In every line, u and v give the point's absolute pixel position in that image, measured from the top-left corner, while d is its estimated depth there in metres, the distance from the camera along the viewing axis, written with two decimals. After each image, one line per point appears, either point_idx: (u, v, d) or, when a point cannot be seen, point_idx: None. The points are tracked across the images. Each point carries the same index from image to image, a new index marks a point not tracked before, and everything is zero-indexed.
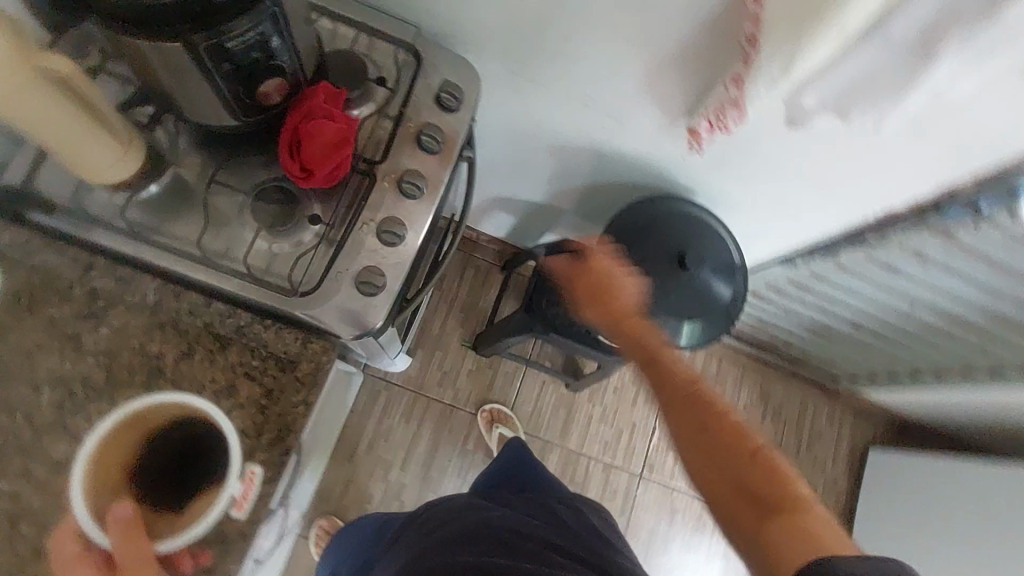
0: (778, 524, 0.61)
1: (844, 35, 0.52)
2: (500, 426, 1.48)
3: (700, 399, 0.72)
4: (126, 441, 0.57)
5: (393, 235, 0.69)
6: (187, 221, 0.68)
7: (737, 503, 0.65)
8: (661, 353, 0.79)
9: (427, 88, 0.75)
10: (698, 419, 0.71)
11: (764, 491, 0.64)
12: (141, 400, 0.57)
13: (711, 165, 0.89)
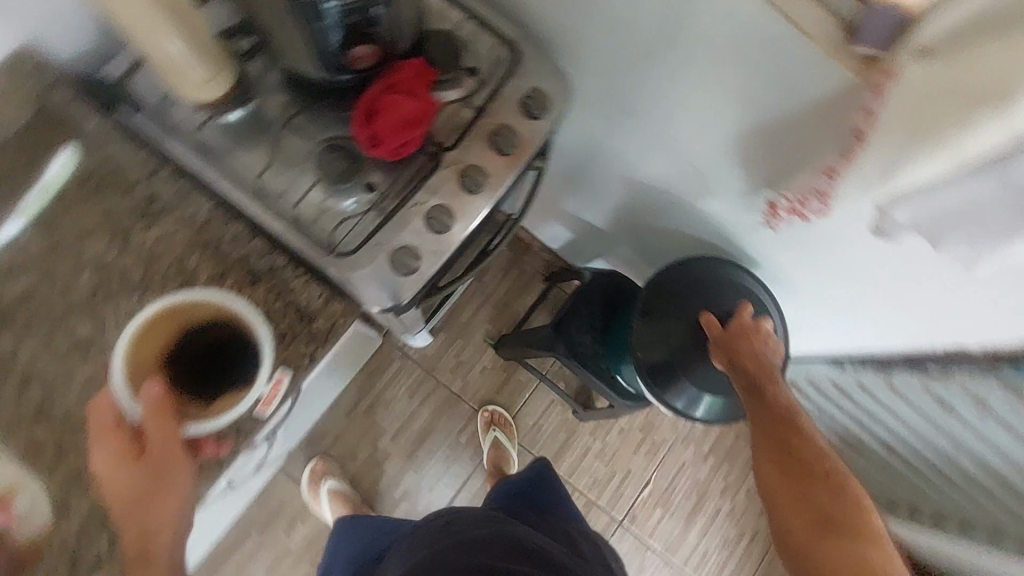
0: (840, 544, 0.70)
1: (959, 161, 0.50)
2: (496, 429, 1.46)
3: (796, 429, 0.76)
4: (159, 333, 0.61)
5: (439, 224, 0.71)
6: (254, 154, 0.71)
7: (807, 519, 0.73)
8: (768, 380, 0.78)
9: (516, 90, 0.75)
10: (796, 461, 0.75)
11: (836, 517, 0.72)
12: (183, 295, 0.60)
13: (781, 244, 0.85)
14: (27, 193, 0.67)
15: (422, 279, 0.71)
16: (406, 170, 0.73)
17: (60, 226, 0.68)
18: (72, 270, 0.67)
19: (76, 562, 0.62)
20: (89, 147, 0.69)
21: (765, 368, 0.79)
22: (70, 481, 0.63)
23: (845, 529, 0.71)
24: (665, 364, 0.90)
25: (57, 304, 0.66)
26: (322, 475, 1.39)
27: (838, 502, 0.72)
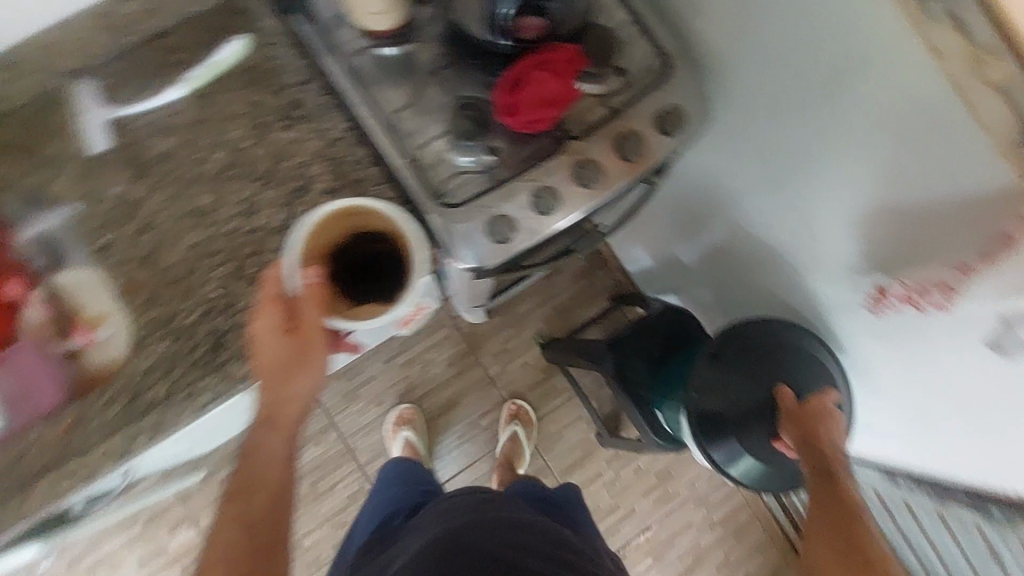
0: None
1: None
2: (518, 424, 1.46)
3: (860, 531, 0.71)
4: (331, 231, 0.70)
5: (543, 204, 0.72)
6: (398, 91, 0.74)
7: None
8: (840, 472, 0.75)
9: (658, 101, 0.74)
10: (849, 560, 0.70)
11: None
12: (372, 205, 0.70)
13: (873, 334, 0.80)
14: (194, 67, 0.72)
15: (511, 251, 0.72)
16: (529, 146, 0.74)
17: (210, 104, 0.72)
18: (209, 145, 0.72)
19: (136, 397, 0.68)
20: (258, 42, 0.73)
21: (839, 457, 0.76)
22: (151, 326, 0.69)
23: None
24: (716, 417, 0.87)
25: (187, 172, 0.71)
26: (404, 424, 1.43)
27: None
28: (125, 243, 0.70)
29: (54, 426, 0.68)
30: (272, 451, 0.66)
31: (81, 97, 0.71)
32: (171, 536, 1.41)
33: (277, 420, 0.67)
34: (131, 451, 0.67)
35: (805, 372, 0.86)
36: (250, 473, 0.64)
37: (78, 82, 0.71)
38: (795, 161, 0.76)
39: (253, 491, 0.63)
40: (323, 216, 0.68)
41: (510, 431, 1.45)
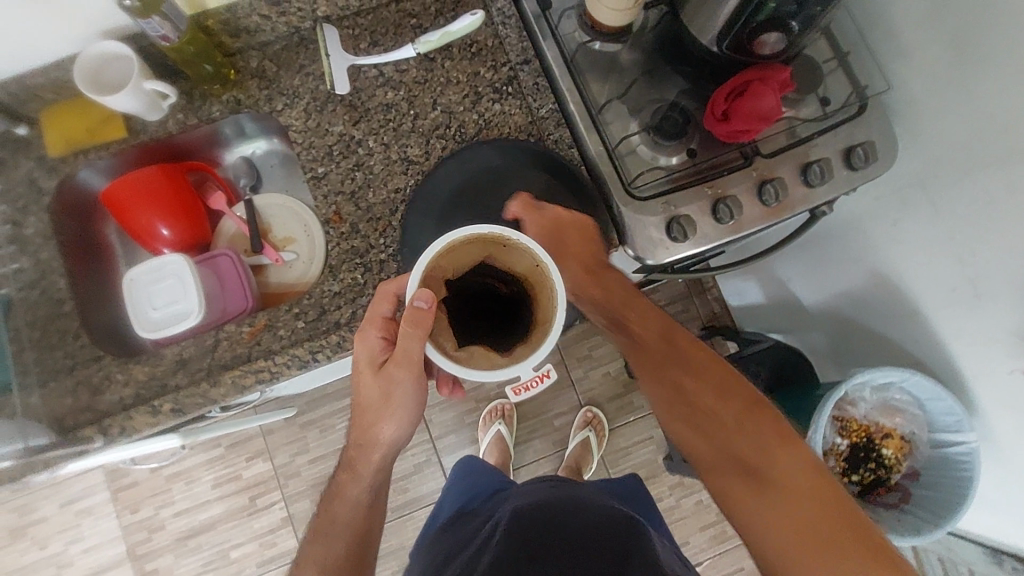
0: (760, 498, 0.54)
1: None
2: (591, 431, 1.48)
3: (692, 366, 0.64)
4: (460, 257, 0.59)
5: (725, 212, 0.76)
6: (604, 86, 0.81)
7: (727, 477, 0.57)
8: (665, 344, 0.66)
9: (848, 136, 0.78)
10: (713, 406, 0.60)
11: (753, 461, 0.56)
12: (514, 235, 0.58)
13: (1009, 403, 0.81)
14: (429, 32, 0.78)
15: (683, 250, 0.76)
16: (717, 157, 0.78)
17: (437, 68, 0.79)
18: (428, 104, 0.79)
19: (324, 313, 0.72)
20: (488, 18, 0.80)
21: (642, 316, 0.68)
22: (344, 256, 0.75)
23: (769, 480, 0.54)
24: None
25: (405, 124, 0.78)
26: (499, 417, 1.48)
27: (751, 445, 0.57)
28: (343, 176, 0.77)
29: (244, 326, 0.72)
30: (355, 494, 0.70)
31: (327, 39, 0.78)
32: (246, 466, 1.47)
33: (357, 465, 0.70)
34: (313, 363, 0.71)
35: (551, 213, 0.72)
36: (339, 515, 0.70)
37: (323, 26, 0.79)
38: (981, 221, 0.76)
39: (337, 535, 0.69)
40: (452, 244, 0.59)
41: (582, 436, 1.46)
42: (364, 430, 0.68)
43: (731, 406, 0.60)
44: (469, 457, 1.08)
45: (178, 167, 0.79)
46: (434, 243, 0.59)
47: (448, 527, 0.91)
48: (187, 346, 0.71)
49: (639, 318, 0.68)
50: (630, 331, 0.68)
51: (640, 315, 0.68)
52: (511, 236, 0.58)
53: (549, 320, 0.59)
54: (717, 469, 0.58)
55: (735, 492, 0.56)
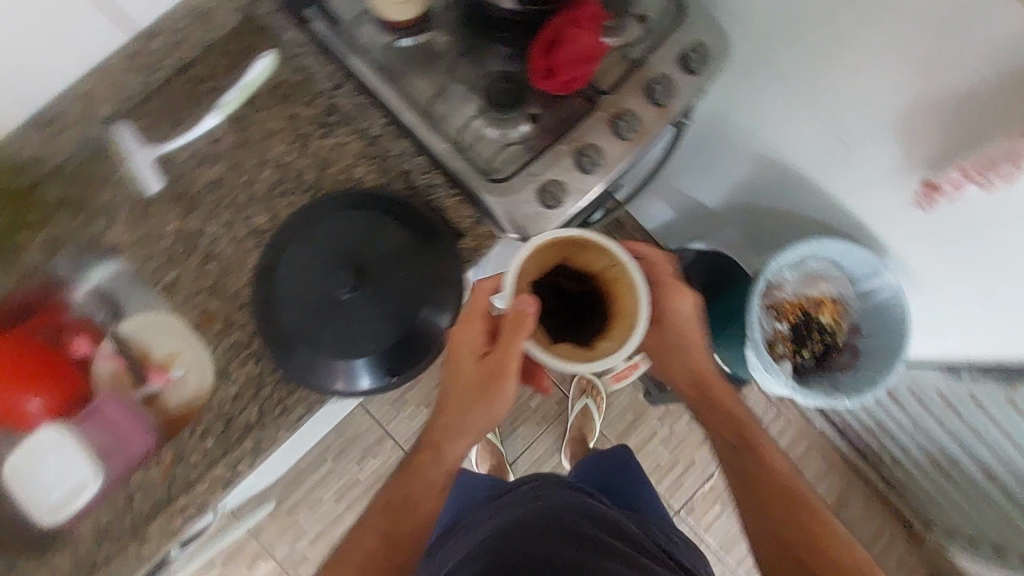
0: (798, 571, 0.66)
1: None
2: (587, 398, 1.46)
3: (748, 441, 0.76)
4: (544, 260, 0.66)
5: (590, 162, 0.74)
6: (426, 80, 0.76)
7: (771, 539, 0.69)
8: (717, 403, 0.77)
9: (676, 43, 0.77)
10: (760, 474, 0.73)
11: (797, 535, 0.68)
12: (599, 237, 0.65)
13: (912, 235, 0.84)
14: (226, 91, 0.73)
15: (566, 214, 0.73)
16: (563, 111, 0.76)
17: (250, 125, 0.74)
18: (256, 165, 0.73)
19: (231, 421, 0.68)
20: (284, 56, 0.75)
21: (678, 349, 0.78)
22: (232, 352, 0.69)
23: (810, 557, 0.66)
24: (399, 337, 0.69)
25: (241, 195, 0.73)
26: None
27: (799, 519, 0.69)
28: (196, 273, 0.71)
29: (153, 468, 0.66)
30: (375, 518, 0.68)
31: (122, 139, 0.72)
32: (251, 571, 1.41)
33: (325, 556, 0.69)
34: (239, 475, 0.67)
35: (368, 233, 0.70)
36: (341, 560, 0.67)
37: (115, 124, 0.73)
38: (830, 77, 0.77)
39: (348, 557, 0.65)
40: (538, 249, 0.65)
41: (581, 405, 1.46)
42: (434, 433, 0.70)
43: (770, 479, 0.73)
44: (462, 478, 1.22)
45: (19, 330, 0.70)
46: (523, 249, 0.65)
47: (456, 548, 0.98)
48: (101, 513, 0.66)
49: (683, 368, 0.79)
50: (697, 394, 0.79)
51: (692, 360, 0.78)
52: (595, 238, 0.65)
53: (632, 313, 0.65)
54: (772, 549, 0.68)
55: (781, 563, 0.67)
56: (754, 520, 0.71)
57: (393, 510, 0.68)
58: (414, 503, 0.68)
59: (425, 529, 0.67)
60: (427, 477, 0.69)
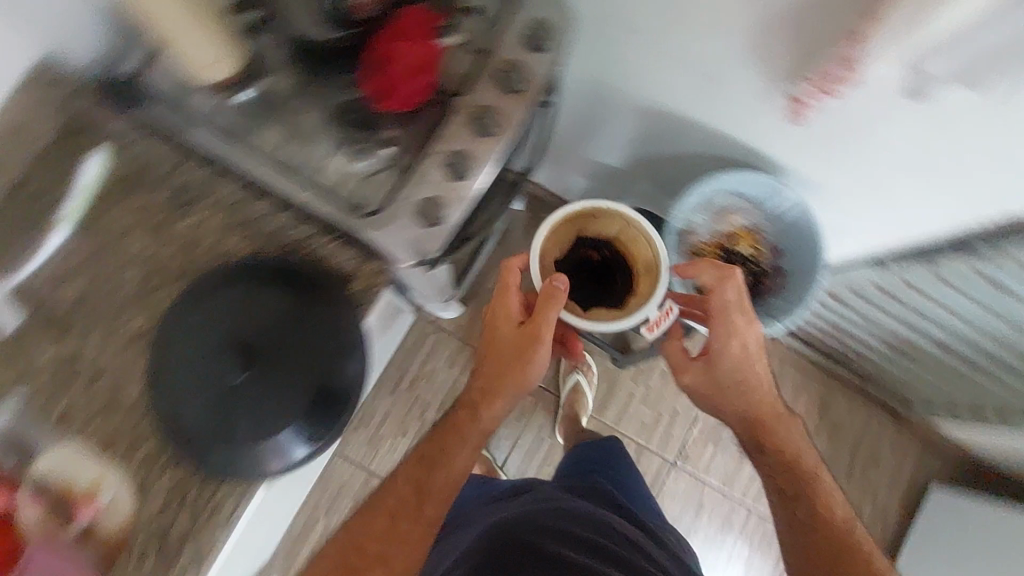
0: None
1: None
2: (578, 374, 1.49)
3: (794, 468, 0.80)
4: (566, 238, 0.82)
5: (459, 169, 0.71)
6: (272, 130, 0.70)
7: (814, 565, 0.74)
8: (769, 431, 0.81)
9: (517, 26, 0.74)
10: (806, 505, 0.78)
11: (838, 565, 0.73)
12: (609, 207, 0.80)
13: (801, 151, 0.84)
14: (65, 199, 0.69)
15: (449, 229, 0.70)
16: (421, 123, 0.72)
17: (102, 228, 0.70)
18: (122, 266, 0.69)
19: (165, 538, 0.65)
20: (120, 146, 0.71)
21: (732, 381, 0.80)
22: (149, 463, 0.66)
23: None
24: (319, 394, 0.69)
25: (112, 302, 0.69)
26: None
27: (845, 551, 0.74)
28: (86, 395, 0.67)
29: None
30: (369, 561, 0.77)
31: None
32: None
33: None
34: None
35: (249, 309, 0.68)
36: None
37: None
38: (675, 24, 0.74)
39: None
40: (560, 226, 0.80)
41: (572, 383, 1.48)
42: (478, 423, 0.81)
43: (816, 508, 0.77)
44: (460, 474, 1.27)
45: None
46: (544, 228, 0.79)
47: (467, 530, 1.06)
48: None
49: (742, 398, 0.81)
50: (751, 423, 0.82)
51: (751, 391, 0.81)
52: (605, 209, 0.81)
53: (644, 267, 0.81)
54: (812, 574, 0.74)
55: None
56: (796, 545, 0.76)
57: (412, 494, 0.79)
58: (413, 516, 0.79)
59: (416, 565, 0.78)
60: (450, 459, 0.81)
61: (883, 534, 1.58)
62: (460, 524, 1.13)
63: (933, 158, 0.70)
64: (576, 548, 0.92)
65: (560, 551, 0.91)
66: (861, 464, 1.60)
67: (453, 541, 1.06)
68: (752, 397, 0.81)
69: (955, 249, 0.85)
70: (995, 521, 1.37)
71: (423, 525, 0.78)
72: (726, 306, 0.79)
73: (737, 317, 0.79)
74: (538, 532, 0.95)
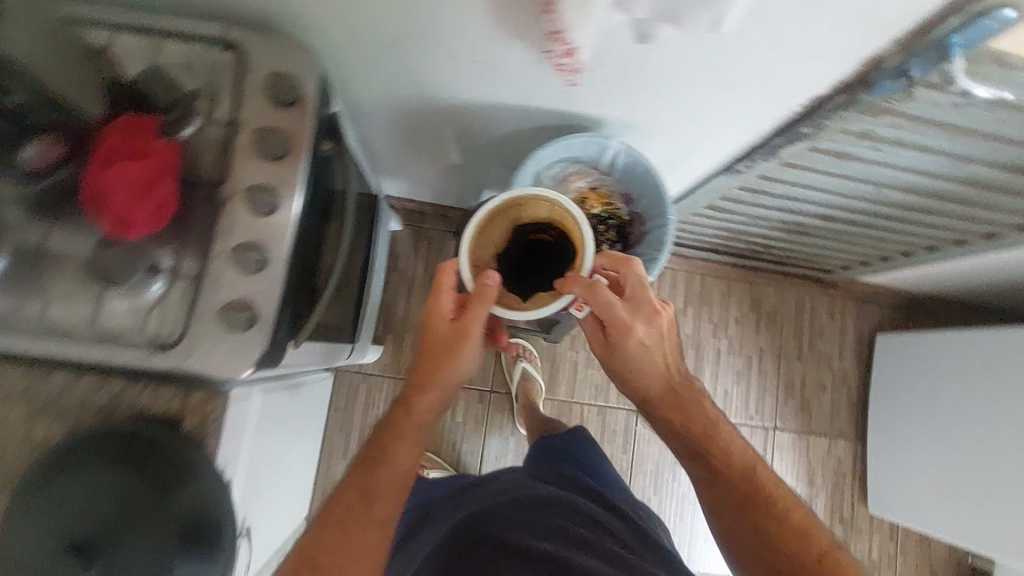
0: (761, 539, 0.81)
1: None
2: (523, 361, 1.44)
3: (705, 433, 0.88)
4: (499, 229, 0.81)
5: (252, 257, 0.65)
6: (29, 300, 0.62)
7: (734, 512, 0.83)
8: (679, 405, 0.88)
9: (255, 83, 0.68)
10: (722, 462, 0.86)
11: (755, 509, 0.83)
12: (533, 194, 0.79)
13: (604, 98, 0.80)
14: None
15: (269, 319, 0.66)
16: (192, 225, 0.66)
17: None
18: None
19: None
20: None
21: (642, 369, 0.86)
22: None
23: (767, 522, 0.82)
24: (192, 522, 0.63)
25: None
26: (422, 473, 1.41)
27: (758, 496, 0.84)
28: None
29: None
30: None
31: None
32: None
33: None
34: None
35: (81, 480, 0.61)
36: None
37: None
38: (418, 23, 0.69)
39: None
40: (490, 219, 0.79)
41: (521, 370, 1.44)
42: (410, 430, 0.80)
43: (730, 464, 0.86)
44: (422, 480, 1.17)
45: None
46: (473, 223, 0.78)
47: (441, 522, 1.02)
48: None
49: (650, 379, 0.87)
50: (659, 398, 0.88)
51: (656, 373, 0.86)
52: (531, 196, 0.79)
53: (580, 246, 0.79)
54: (739, 522, 0.83)
55: (743, 533, 0.82)
56: (718, 499, 0.85)
57: (352, 512, 0.74)
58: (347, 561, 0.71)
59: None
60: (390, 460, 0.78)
61: (847, 393, 1.64)
62: (435, 514, 1.07)
63: (721, 71, 0.68)
64: (549, 540, 0.93)
65: (535, 545, 0.92)
66: (808, 338, 1.63)
67: (428, 534, 1.01)
68: (651, 379, 0.86)
69: (783, 139, 0.85)
70: (935, 347, 1.44)
71: (377, 528, 0.74)
72: (634, 301, 0.82)
73: (641, 314, 0.82)
74: (510, 527, 0.95)
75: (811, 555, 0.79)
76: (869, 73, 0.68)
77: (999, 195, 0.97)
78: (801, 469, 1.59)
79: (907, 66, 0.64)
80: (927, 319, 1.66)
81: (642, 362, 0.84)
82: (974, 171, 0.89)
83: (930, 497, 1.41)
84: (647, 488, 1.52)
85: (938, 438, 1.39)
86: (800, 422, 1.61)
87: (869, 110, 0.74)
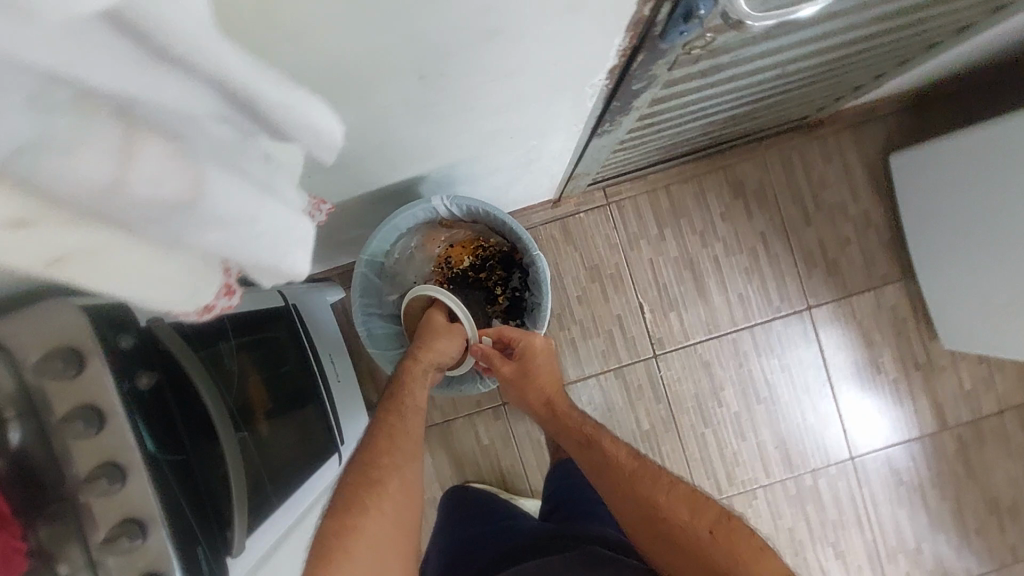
0: (643, 522, 0.73)
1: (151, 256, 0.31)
2: None
3: (589, 436, 0.84)
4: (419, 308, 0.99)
5: (130, 536, 0.63)
6: None
7: (620, 500, 0.76)
8: (558, 405, 0.90)
9: (35, 370, 0.63)
10: (601, 455, 0.81)
11: (638, 491, 0.75)
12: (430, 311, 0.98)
13: (394, 165, 0.67)
14: None
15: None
16: (64, 530, 0.64)
17: None
18: None
19: None
20: None
21: (531, 381, 0.92)
22: None
23: (649, 502, 0.73)
24: None
25: None
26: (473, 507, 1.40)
27: (647, 481, 0.75)
28: None
29: None
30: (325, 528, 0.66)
31: None
32: None
33: None
34: None
35: None
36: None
37: None
38: None
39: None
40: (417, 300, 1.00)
41: None
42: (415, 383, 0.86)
43: (612, 449, 0.81)
44: (448, 512, 1.00)
45: None
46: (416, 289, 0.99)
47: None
48: None
49: (536, 381, 0.92)
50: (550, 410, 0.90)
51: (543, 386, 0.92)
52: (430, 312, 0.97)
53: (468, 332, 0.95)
54: (629, 512, 0.75)
55: (631, 516, 0.75)
56: (605, 488, 0.79)
57: (371, 457, 0.75)
58: (361, 494, 0.69)
59: (377, 529, 0.67)
60: (407, 420, 0.81)
61: (879, 232, 1.43)
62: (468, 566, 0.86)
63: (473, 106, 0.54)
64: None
65: None
66: (812, 195, 1.42)
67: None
68: (545, 381, 0.92)
69: (621, 102, 0.68)
70: (958, 154, 1.19)
71: (402, 466, 0.75)
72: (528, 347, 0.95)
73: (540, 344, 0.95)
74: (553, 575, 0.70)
75: (701, 527, 0.69)
76: (651, 27, 0.50)
77: (934, 7, 0.74)
78: (853, 337, 1.43)
79: (684, 7, 0.45)
80: (944, 112, 1.40)
81: (541, 373, 0.93)
82: (882, 10, 0.67)
83: (1006, 318, 1.21)
84: (698, 425, 1.42)
85: (994, 253, 1.17)
86: (836, 287, 1.42)
87: (689, 52, 0.56)
